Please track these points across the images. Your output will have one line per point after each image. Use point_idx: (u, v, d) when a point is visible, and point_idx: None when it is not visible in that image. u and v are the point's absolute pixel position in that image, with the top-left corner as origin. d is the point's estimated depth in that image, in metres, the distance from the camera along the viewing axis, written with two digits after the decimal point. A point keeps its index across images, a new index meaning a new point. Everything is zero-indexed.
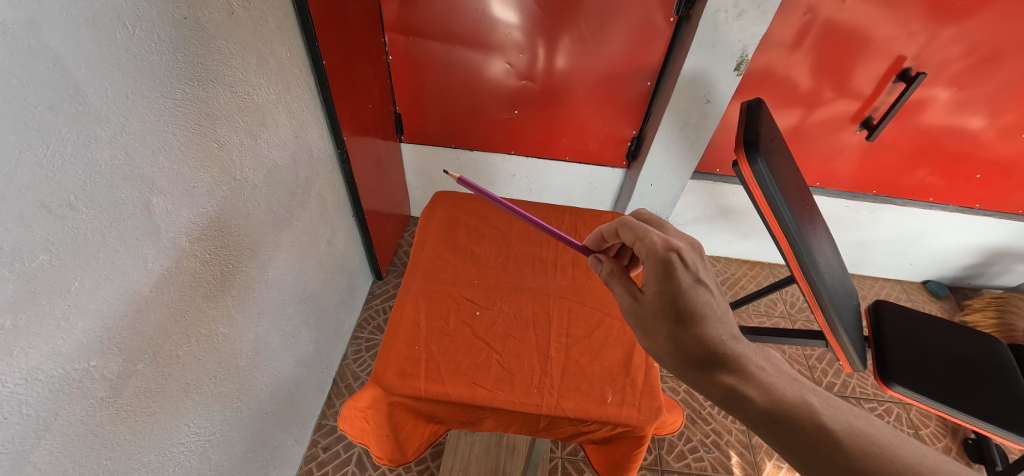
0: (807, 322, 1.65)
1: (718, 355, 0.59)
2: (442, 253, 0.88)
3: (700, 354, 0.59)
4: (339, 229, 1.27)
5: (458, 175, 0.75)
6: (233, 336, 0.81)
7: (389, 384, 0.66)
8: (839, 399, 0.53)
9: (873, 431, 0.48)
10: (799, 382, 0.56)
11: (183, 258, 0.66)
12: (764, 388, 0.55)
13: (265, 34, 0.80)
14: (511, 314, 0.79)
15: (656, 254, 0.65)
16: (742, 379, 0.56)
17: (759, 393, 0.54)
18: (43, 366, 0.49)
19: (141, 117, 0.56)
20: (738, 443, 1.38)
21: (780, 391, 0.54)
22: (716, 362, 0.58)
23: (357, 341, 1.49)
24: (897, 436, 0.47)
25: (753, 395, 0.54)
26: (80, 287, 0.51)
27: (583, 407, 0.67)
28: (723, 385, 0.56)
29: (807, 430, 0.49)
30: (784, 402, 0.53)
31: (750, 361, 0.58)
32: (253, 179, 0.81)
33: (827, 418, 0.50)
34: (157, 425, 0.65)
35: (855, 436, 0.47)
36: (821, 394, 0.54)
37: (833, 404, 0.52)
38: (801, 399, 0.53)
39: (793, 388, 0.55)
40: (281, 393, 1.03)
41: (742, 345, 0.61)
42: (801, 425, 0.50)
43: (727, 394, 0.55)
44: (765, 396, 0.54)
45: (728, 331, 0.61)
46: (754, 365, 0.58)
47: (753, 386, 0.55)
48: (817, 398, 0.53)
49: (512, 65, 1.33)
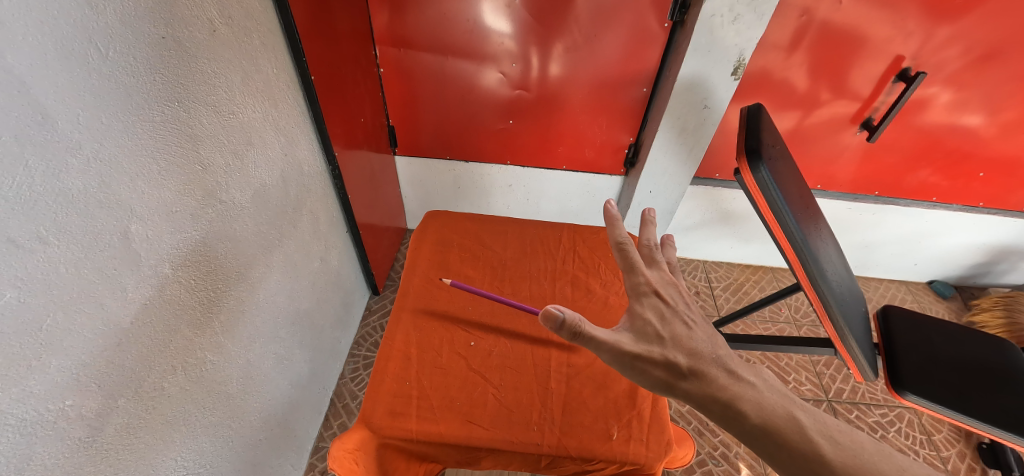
0: (812, 328, 1.63)
1: (708, 369, 0.54)
2: (434, 278, 0.84)
3: (690, 369, 0.54)
4: (333, 246, 1.24)
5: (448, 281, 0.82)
6: (223, 363, 0.78)
7: (379, 425, 0.64)
8: (823, 413, 0.51)
9: (860, 452, 0.47)
10: (787, 394, 0.53)
11: (165, 286, 0.63)
12: (757, 403, 0.51)
13: (250, 51, 0.78)
14: (508, 343, 0.75)
15: (633, 283, 0.63)
16: (735, 393, 0.52)
17: (750, 405, 0.50)
18: (13, 410, 0.46)
19: (117, 141, 0.53)
20: (747, 455, 1.35)
21: (772, 406, 0.51)
22: (701, 373, 0.54)
23: (354, 359, 1.46)
24: (878, 451, 0.47)
25: (748, 411, 0.50)
26: (53, 323, 0.48)
27: (586, 444, 0.64)
28: (717, 400, 0.51)
29: (800, 450, 0.47)
30: (773, 415, 0.50)
31: (742, 374, 0.54)
32: (240, 201, 0.79)
33: (815, 435, 0.48)
34: (141, 461, 0.62)
35: (838, 452, 0.47)
36: (809, 408, 0.51)
37: (819, 419, 0.50)
38: (791, 415, 0.50)
39: (782, 401, 0.52)
40: (275, 417, 1.00)
41: (730, 359, 0.56)
42: (791, 441, 0.48)
43: (722, 409, 0.51)
44: (759, 411, 0.50)
45: (716, 347, 0.57)
46: (746, 378, 0.53)
47: (747, 401, 0.51)
48: (804, 413, 0.51)
49: (506, 74, 1.32)
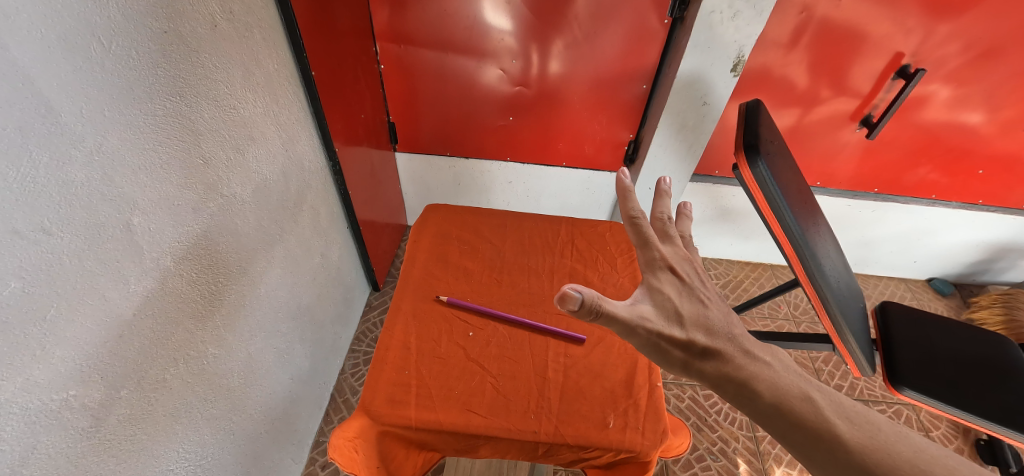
0: (811, 324, 1.63)
1: (723, 349, 0.54)
2: (434, 269, 0.84)
3: (704, 348, 0.54)
4: (333, 242, 1.25)
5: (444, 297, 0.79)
6: (223, 356, 0.79)
7: (378, 412, 0.63)
8: (839, 393, 0.50)
9: (877, 432, 0.46)
10: (802, 375, 0.53)
11: (167, 278, 0.64)
12: (771, 382, 0.50)
13: (251, 46, 0.78)
14: (506, 334, 0.75)
15: (649, 257, 0.61)
16: (749, 372, 0.51)
17: (765, 385, 0.50)
18: (18, 398, 0.46)
19: (120, 134, 0.54)
20: (745, 451, 1.35)
21: (786, 385, 0.50)
22: (719, 353, 0.53)
23: (354, 355, 1.46)
24: (896, 431, 0.46)
25: (762, 390, 0.50)
26: (57, 314, 0.49)
27: (583, 433, 0.63)
28: (730, 379, 0.51)
29: (816, 429, 0.46)
30: (789, 395, 0.49)
31: (755, 354, 0.54)
32: (241, 195, 0.79)
33: (831, 415, 0.47)
34: (144, 452, 0.63)
35: (854, 432, 0.46)
36: (824, 389, 0.50)
37: (835, 399, 0.49)
38: (806, 394, 0.49)
39: (797, 381, 0.51)
40: (276, 411, 1.01)
41: (746, 339, 0.55)
42: (807, 421, 0.47)
43: (735, 388, 0.51)
44: (773, 391, 0.50)
45: (729, 326, 0.57)
46: (759, 358, 0.53)
47: (761, 380, 0.50)
48: (819, 393, 0.50)
49: (506, 71, 1.32)
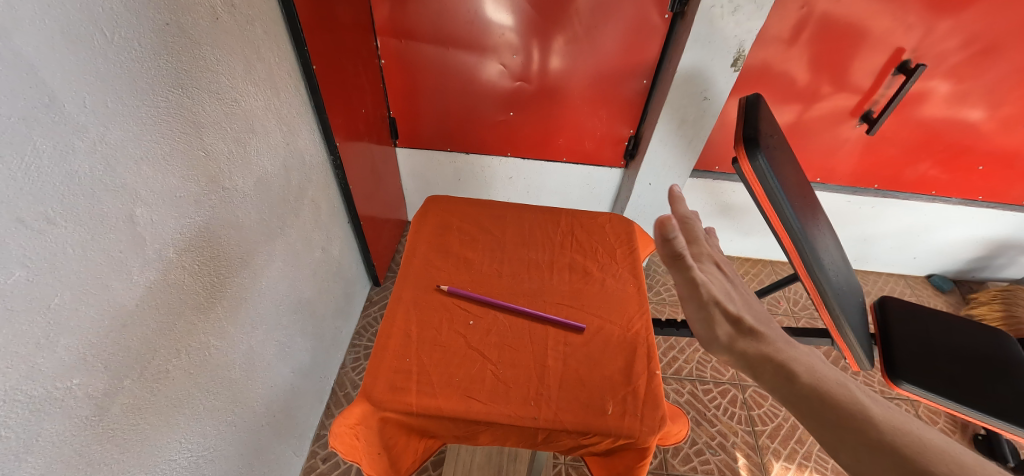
0: (811, 320, 1.64)
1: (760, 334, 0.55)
2: (435, 260, 0.84)
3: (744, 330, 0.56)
4: (334, 236, 1.25)
5: (445, 286, 0.79)
6: (225, 348, 0.79)
7: (379, 399, 0.63)
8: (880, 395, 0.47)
9: (919, 428, 0.42)
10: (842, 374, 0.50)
11: (170, 269, 0.64)
12: (808, 367, 0.49)
13: (252, 39, 0.78)
14: (507, 322, 0.75)
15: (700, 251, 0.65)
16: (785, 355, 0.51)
17: (801, 368, 0.49)
18: (23, 386, 0.46)
19: (122, 126, 0.54)
20: (744, 445, 1.36)
21: (822, 373, 0.49)
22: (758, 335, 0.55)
23: (355, 349, 1.47)
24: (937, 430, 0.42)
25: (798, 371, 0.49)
26: (60, 303, 0.49)
27: (582, 419, 0.63)
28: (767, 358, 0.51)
29: (845, 406, 0.44)
30: (826, 379, 0.48)
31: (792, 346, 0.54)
32: (243, 188, 0.80)
33: (864, 400, 0.45)
34: (147, 442, 0.63)
35: (887, 416, 0.43)
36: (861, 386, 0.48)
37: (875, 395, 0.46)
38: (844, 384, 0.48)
39: (835, 375, 0.49)
40: (277, 404, 1.01)
41: (784, 337, 0.56)
42: (840, 400, 0.45)
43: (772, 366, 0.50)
44: (809, 374, 0.48)
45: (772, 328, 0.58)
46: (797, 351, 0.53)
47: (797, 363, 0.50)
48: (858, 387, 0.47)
49: (507, 66, 1.32)
